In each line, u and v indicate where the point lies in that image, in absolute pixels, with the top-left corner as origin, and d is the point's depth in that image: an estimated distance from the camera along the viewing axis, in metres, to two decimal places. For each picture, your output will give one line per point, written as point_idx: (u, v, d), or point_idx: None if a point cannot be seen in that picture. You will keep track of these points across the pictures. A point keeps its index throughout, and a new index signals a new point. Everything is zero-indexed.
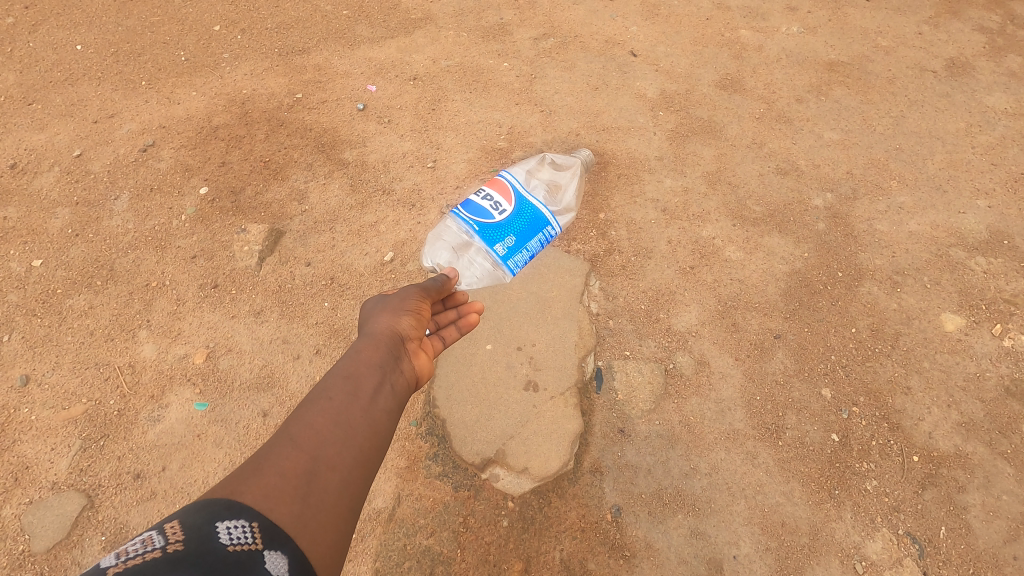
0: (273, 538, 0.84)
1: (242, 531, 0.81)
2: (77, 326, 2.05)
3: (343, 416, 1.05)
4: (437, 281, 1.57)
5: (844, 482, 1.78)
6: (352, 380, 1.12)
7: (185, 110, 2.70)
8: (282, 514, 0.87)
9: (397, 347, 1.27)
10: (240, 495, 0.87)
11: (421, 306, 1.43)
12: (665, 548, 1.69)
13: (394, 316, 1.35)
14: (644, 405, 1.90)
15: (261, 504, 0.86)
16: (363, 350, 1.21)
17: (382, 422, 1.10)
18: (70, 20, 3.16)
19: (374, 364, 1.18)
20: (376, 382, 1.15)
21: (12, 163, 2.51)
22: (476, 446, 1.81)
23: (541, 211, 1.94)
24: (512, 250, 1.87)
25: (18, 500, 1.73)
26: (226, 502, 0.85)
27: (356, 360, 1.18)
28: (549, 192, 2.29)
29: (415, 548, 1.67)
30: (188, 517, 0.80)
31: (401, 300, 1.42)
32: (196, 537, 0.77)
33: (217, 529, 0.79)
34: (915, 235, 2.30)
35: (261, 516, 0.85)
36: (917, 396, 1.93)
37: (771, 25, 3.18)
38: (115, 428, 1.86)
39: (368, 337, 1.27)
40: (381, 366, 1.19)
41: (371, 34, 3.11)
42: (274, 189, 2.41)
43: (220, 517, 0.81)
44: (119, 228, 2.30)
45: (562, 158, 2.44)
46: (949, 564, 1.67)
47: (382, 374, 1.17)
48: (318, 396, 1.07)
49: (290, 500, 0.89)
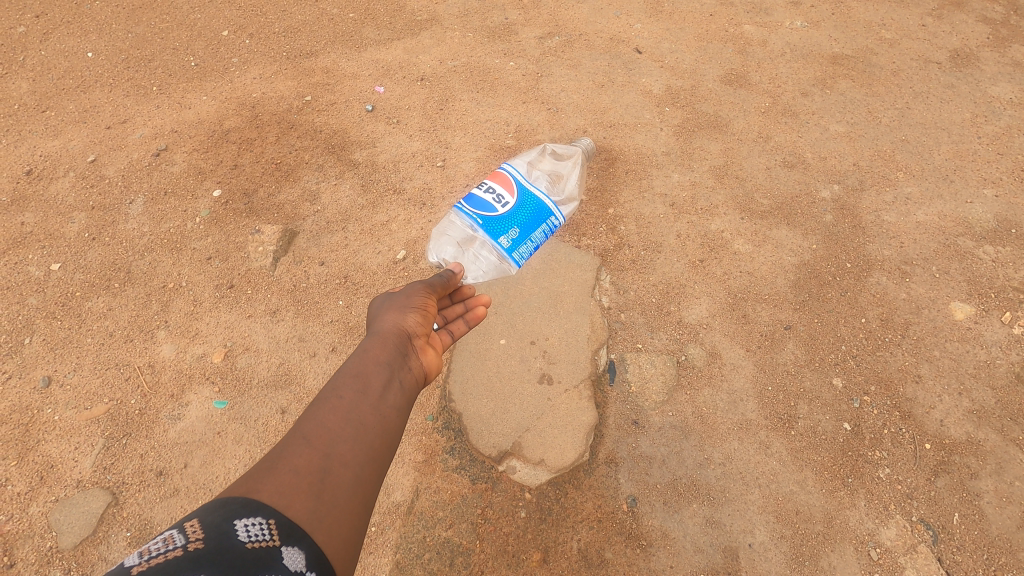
0: (290, 534, 0.85)
1: (259, 528, 0.83)
2: (97, 328, 2.09)
3: (353, 413, 1.07)
4: (443, 278, 1.60)
5: (857, 470, 1.80)
6: (361, 378, 1.14)
7: (196, 114, 2.74)
8: (298, 511, 0.89)
9: (405, 345, 1.29)
10: (256, 493, 0.88)
11: (427, 303, 1.46)
12: (680, 537, 1.71)
13: (400, 314, 1.37)
14: (657, 396, 1.92)
15: (277, 501, 0.88)
16: (371, 348, 1.23)
17: (392, 418, 1.12)
18: (81, 27, 3.20)
19: (382, 361, 1.20)
20: (385, 379, 1.17)
21: (28, 169, 2.55)
22: (492, 439, 1.84)
23: (546, 203, 1.87)
24: (517, 243, 1.81)
25: (45, 499, 1.76)
26: (242, 500, 0.86)
27: (364, 358, 1.20)
28: (551, 182, 2.29)
29: (435, 540, 1.70)
30: (206, 516, 0.81)
31: (407, 297, 1.44)
32: (215, 535, 0.78)
33: (235, 527, 0.81)
34: (923, 225, 2.31)
35: (277, 513, 0.87)
36: (928, 384, 1.94)
37: (774, 20, 3.20)
38: (137, 426, 1.89)
39: (375, 335, 1.29)
40: (390, 364, 1.21)
41: (378, 36, 3.14)
42: (286, 190, 2.44)
43: (238, 515, 0.82)
44: (135, 231, 2.33)
45: (562, 147, 2.46)
46: (963, 550, 1.68)
47: (390, 371, 1.19)
48: (328, 395, 1.09)
49: (305, 497, 0.91)
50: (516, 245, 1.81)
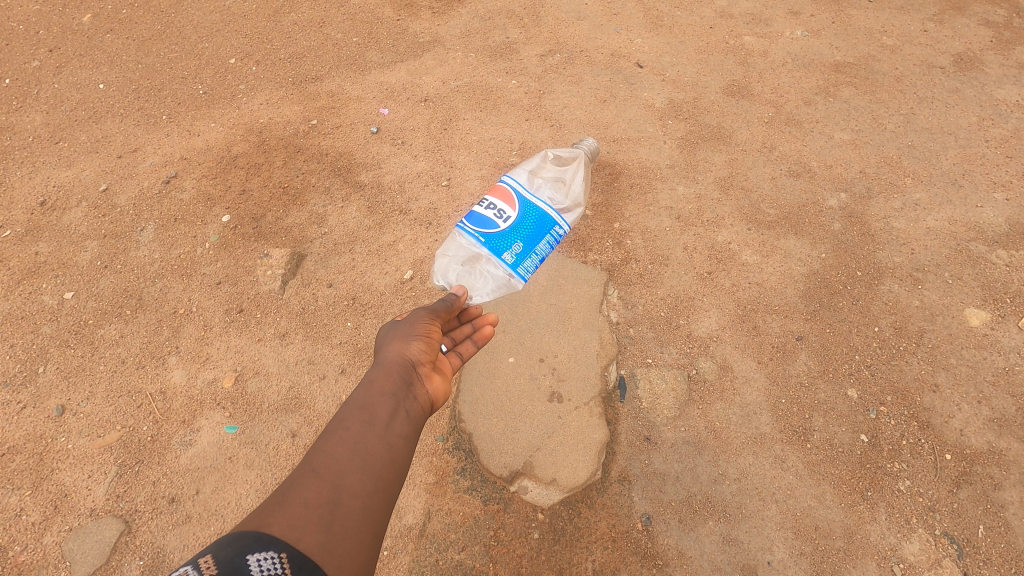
0: (301, 566, 0.86)
1: (271, 562, 0.84)
2: (109, 355, 2.11)
3: (361, 443, 1.07)
4: (446, 300, 1.59)
5: (876, 483, 1.76)
6: (367, 409, 1.14)
7: (205, 141, 2.79)
8: (309, 543, 0.89)
9: (409, 374, 1.28)
10: (268, 527, 0.89)
11: (431, 329, 1.45)
12: (697, 555, 1.67)
13: (404, 342, 1.37)
14: (668, 412, 1.90)
15: (288, 535, 0.88)
16: (376, 378, 1.23)
17: (400, 448, 1.12)
18: (93, 60, 3.28)
19: (387, 392, 1.20)
20: (391, 409, 1.16)
21: (42, 201, 2.59)
22: (504, 459, 1.82)
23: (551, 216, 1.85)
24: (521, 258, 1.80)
25: (59, 528, 1.77)
26: (255, 534, 0.87)
27: (369, 390, 1.19)
28: (555, 188, 2.26)
29: (448, 563, 1.68)
30: (221, 551, 0.82)
31: (410, 325, 1.44)
32: (229, 572, 0.80)
33: (247, 562, 0.82)
34: (934, 231, 2.29)
35: (289, 547, 0.87)
36: (946, 393, 1.91)
37: (774, 30, 3.21)
38: (149, 453, 1.90)
39: (380, 366, 1.29)
40: (395, 394, 1.20)
41: (382, 59, 3.19)
42: (294, 214, 2.47)
43: (250, 550, 0.84)
44: (147, 258, 2.36)
45: (566, 151, 2.45)
46: (989, 564, 1.64)
47: (396, 401, 1.19)
48: (336, 427, 1.09)
49: (314, 530, 0.91)
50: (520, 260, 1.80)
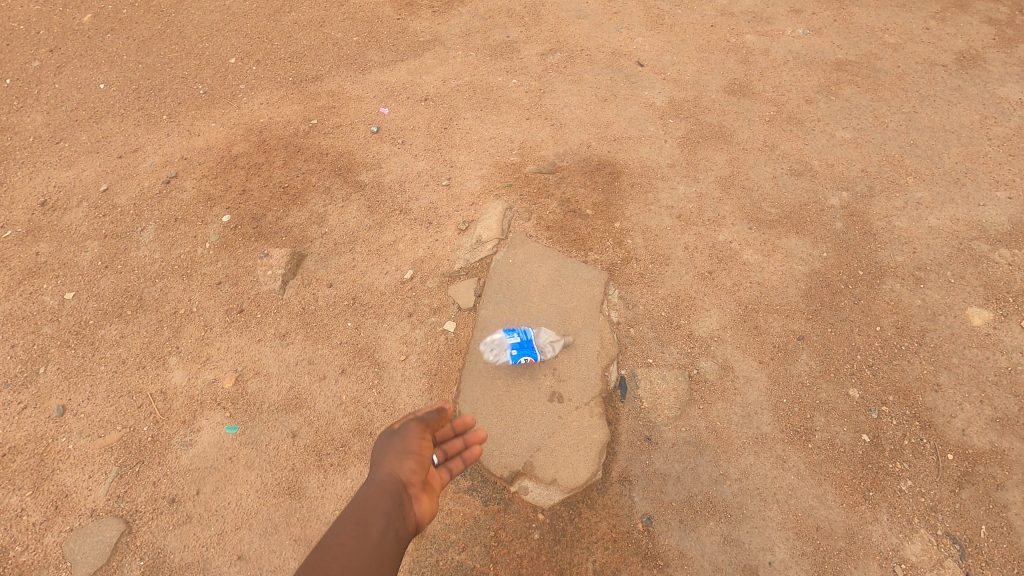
0: None
1: None
2: (110, 356, 2.11)
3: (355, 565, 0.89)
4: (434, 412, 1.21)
5: (878, 483, 1.76)
6: (360, 526, 0.95)
7: (205, 141, 2.79)
8: None
9: (402, 497, 1.03)
10: None
11: (428, 442, 1.15)
12: (698, 556, 1.67)
13: (396, 455, 1.09)
14: (669, 412, 1.89)
15: None
16: (366, 496, 1.01)
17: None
18: (93, 60, 3.28)
19: (381, 511, 0.99)
20: (385, 529, 0.97)
21: (43, 201, 2.59)
22: (504, 459, 1.82)
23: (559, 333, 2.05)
24: (520, 347, 1.97)
25: (60, 528, 1.77)
26: None
27: (360, 507, 0.98)
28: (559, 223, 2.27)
29: (448, 564, 1.67)
30: None
31: (400, 439, 1.12)
32: None
33: None
34: (936, 230, 2.28)
35: None
36: (948, 393, 1.90)
37: (775, 28, 3.20)
38: (149, 454, 1.90)
39: (369, 482, 1.04)
40: (389, 515, 0.99)
41: (382, 58, 3.18)
42: (295, 213, 2.47)
43: None
44: (147, 259, 2.36)
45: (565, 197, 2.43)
46: (992, 564, 1.62)
47: (388, 526, 0.97)
48: (328, 542, 0.91)
49: None
50: (517, 348, 1.97)
